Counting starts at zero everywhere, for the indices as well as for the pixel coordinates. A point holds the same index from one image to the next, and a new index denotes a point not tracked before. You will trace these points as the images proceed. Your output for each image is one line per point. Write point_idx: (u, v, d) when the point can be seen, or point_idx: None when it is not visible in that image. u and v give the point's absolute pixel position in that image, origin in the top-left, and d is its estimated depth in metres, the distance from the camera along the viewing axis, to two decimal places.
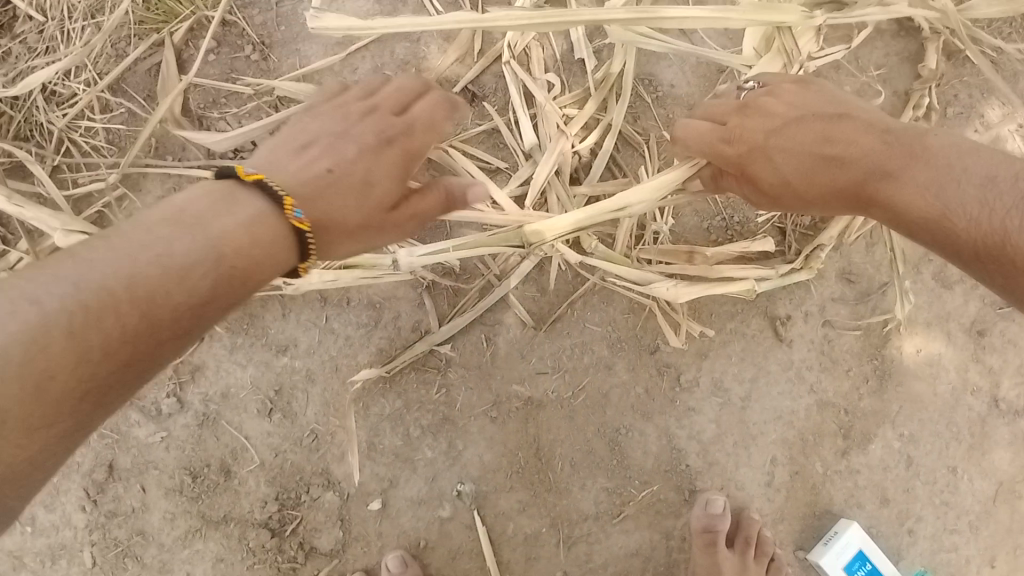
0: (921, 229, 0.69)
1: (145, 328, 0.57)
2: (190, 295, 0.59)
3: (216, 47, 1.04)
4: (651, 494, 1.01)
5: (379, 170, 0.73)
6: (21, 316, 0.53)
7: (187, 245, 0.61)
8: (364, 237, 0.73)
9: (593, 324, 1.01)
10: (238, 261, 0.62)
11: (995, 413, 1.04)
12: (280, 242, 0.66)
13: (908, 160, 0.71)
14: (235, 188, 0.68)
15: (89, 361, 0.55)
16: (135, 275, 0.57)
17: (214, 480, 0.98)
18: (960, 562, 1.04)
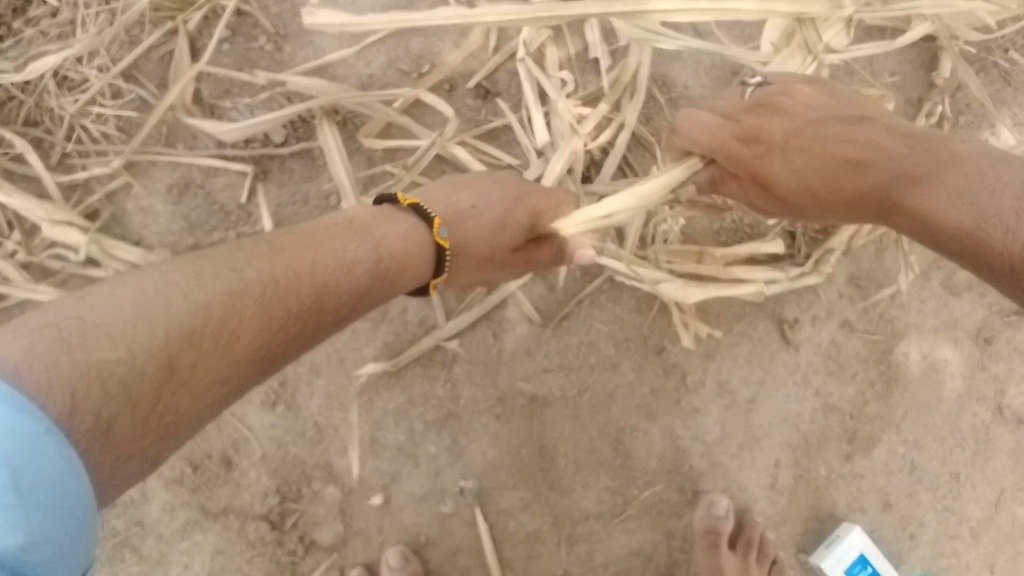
0: (945, 237, 0.70)
1: (314, 308, 0.66)
2: (352, 287, 0.70)
3: (230, 36, 1.02)
4: (655, 495, 1.01)
5: (516, 220, 0.84)
6: (225, 279, 0.61)
7: (358, 248, 0.72)
8: (484, 270, 0.86)
9: (600, 323, 1.00)
10: (393, 266, 0.74)
11: (999, 420, 1.04)
12: (425, 256, 0.78)
13: (934, 168, 0.72)
14: (393, 210, 0.80)
15: (270, 329, 0.63)
16: (316, 266, 0.68)
17: (215, 472, 0.97)
18: (960, 567, 1.04)
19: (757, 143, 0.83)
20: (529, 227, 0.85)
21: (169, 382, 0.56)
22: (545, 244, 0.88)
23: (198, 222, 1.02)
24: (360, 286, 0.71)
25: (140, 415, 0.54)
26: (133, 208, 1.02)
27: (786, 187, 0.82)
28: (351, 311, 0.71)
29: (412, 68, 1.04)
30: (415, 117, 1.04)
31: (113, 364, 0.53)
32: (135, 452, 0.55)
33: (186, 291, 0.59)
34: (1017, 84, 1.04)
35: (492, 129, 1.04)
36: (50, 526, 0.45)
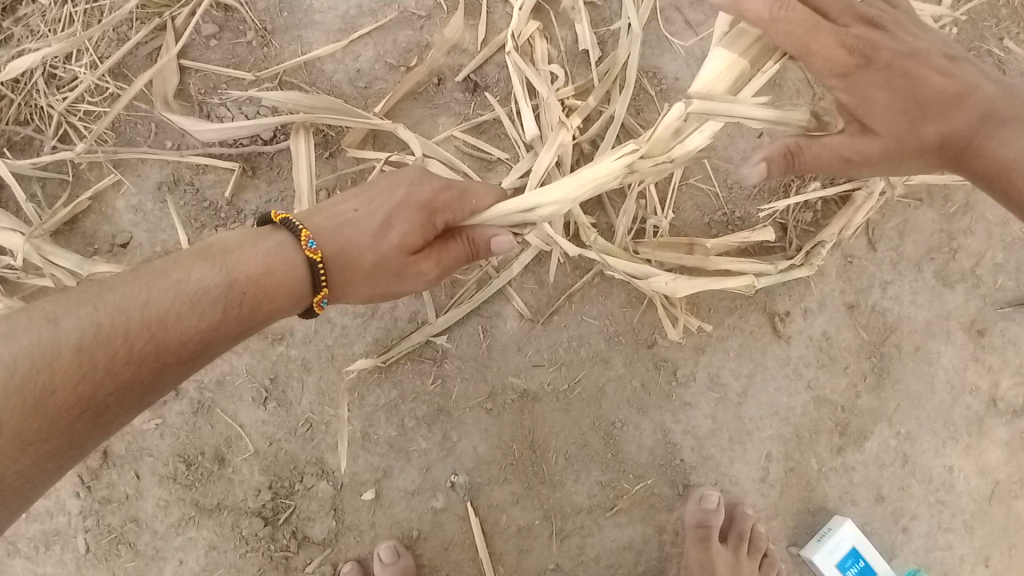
0: (1018, 174, 0.76)
1: (149, 349, 0.65)
2: (198, 321, 0.68)
3: (218, 32, 1.03)
4: (645, 488, 1.01)
5: (406, 217, 0.76)
6: (39, 332, 0.62)
7: (205, 278, 0.69)
8: (381, 277, 0.76)
9: (591, 317, 1.01)
10: (247, 291, 0.70)
11: (993, 412, 1.03)
12: (295, 274, 0.73)
13: (1005, 110, 0.78)
14: (267, 230, 0.76)
15: (91, 379, 0.63)
16: (150, 301, 0.66)
17: (208, 468, 0.98)
18: (954, 560, 1.04)
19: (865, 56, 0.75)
20: (421, 222, 0.76)
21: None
22: (452, 242, 0.80)
23: (188, 220, 1.03)
24: (211, 316, 0.68)
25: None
26: (124, 207, 1.03)
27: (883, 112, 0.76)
28: (203, 344, 0.69)
29: (400, 61, 1.04)
30: (404, 112, 1.04)
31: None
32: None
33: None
34: (1012, 73, 1.03)
35: (482, 123, 1.04)
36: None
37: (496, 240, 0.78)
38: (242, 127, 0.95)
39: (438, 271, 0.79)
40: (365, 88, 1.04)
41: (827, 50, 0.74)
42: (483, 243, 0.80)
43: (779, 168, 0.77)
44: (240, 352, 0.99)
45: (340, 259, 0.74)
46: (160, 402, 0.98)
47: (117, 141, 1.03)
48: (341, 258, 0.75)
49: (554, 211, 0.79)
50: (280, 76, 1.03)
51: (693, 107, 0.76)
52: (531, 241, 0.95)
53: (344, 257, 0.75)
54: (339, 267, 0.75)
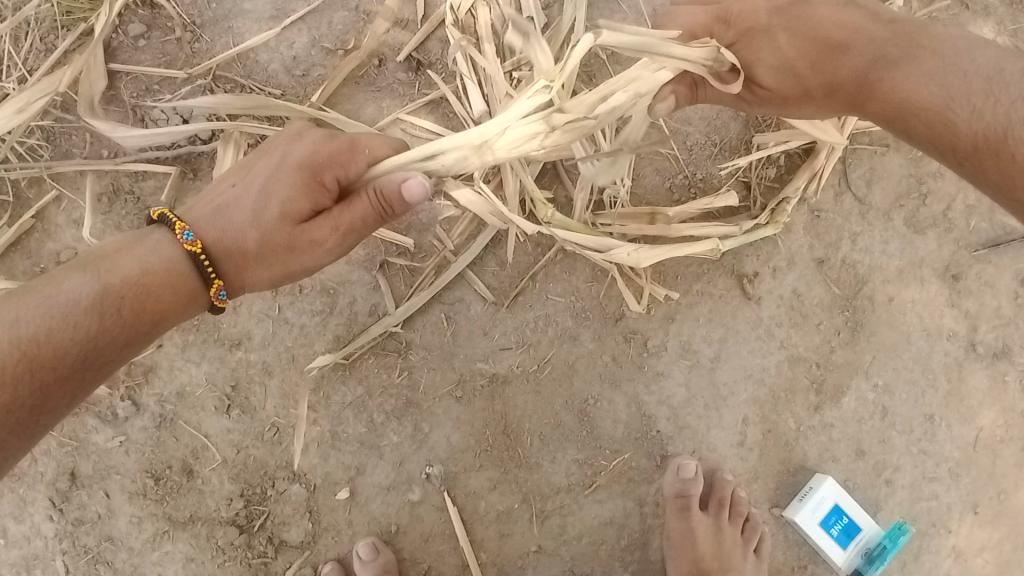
0: (916, 120, 0.74)
1: (25, 367, 0.67)
2: (75, 333, 0.69)
3: (146, 31, 0.98)
4: (623, 463, 1.00)
5: (285, 186, 0.74)
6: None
7: (78, 288, 0.70)
8: (274, 255, 0.75)
9: (556, 295, 0.98)
10: (125, 296, 0.71)
11: (972, 356, 1.02)
12: (180, 270, 0.74)
13: (909, 49, 0.75)
14: (146, 230, 0.77)
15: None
16: (21, 321, 0.68)
17: (177, 481, 0.96)
18: (941, 509, 1.03)
19: (742, 24, 0.81)
20: (302, 185, 0.74)
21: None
22: (355, 198, 0.75)
23: (133, 229, 1.00)
24: (90, 326, 0.69)
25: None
26: (67, 222, 1.00)
27: (764, 66, 0.81)
28: (82, 355, 0.69)
29: (337, 45, 1.00)
30: (346, 98, 1.00)
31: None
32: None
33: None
34: (973, 8, 0.99)
35: (428, 103, 1.00)
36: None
37: (404, 185, 0.73)
38: (161, 132, 0.90)
39: (337, 237, 0.75)
40: (302, 77, 0.99)
41: (704, 27, 0.81)
42: (381, 194, 0.74)
43: (686, 95, 0.84)
44: (199, 361, 0.96)
45: (226, 244, 0.75)
46: (122, 418, 0.96)
47: (55, 155, 0.98)
48: (228, 241, 0.75)
49: (453, 163, 0.75)
50: (215, 70, 0.99)
51: (603, 37, 0.72)
52: (488, 220, 0.91)
53: (230, 243, 0.75)
54: (232, 254, 0.75)
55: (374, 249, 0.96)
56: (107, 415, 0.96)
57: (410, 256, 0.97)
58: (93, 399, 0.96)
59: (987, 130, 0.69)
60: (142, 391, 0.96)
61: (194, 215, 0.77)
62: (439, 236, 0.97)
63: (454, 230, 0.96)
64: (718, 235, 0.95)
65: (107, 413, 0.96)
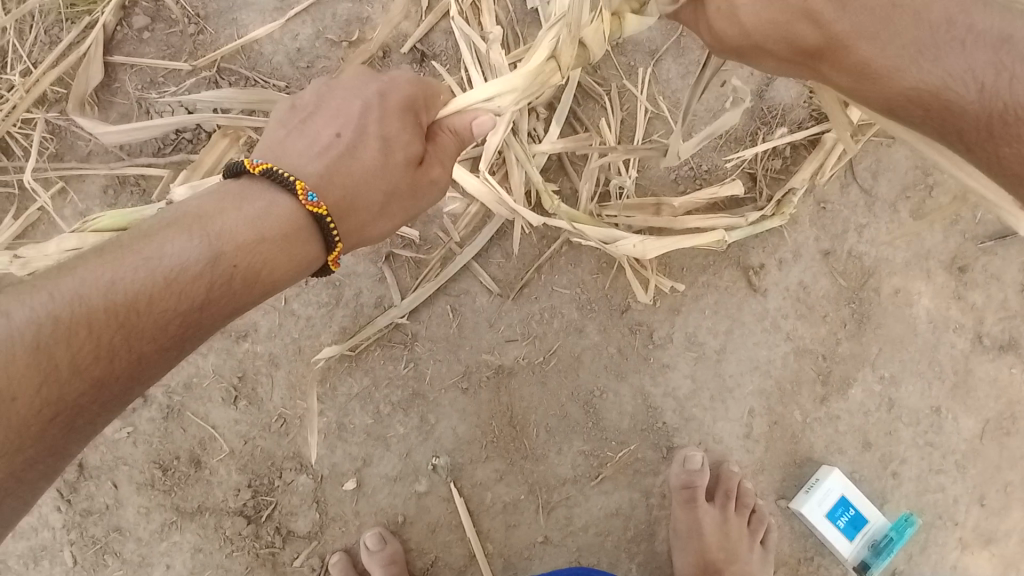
0: (909, 101, 0.66)
1: (120, 339, 0.57)
2: (181, 300, 0.59)
3: (150, 24, 0.98)
4: (629, 454, 1.00)
5: (397, 127, 0.71)
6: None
7: (181, 249, 0.60)
8: (397, 202, 0.72)
9: (562, 287, 0.98)
10: (240, 263, 0.62)
11: (978, 349, 1.02)
12: (302, 236, 0.65)
13: (894, 15, 0.65)
14: (246, 184, 0.66)
15: (57, 377, 0.55)
16: (117, 282, 0.57)
17: (185, 472, 0.97)
18: (947, 501, 1.03)
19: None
20: (413, 128, 0.72)
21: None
22: (440, 138, 0.76)
23: None
24: (198, 292, 0.60)
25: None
26: (73, 214, 0.99)
27: (718, 12, 0.71)
28: (189, 324, 0.60)
29: (342, 36, 0.99)
30: None
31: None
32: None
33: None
34: None
35: None
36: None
37: (476, 121, 0.76)
38: (139, 129, 0.87)
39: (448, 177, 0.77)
40: (307, 69, 0.99)
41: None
42: (468, 134, 0.77)
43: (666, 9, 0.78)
44: (206, 352, 0.97)
45: (352, 198, 0.68)
46: (130, 409, 0.97)
47: (61, 149, 0.98)
48: (348, 195, 0.68)
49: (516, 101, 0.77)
50: (219, 63, 0.99)
51: None
52: (495, 210, 0.92)
53: (355, 195, 0.68)
54: (353, 209, 0.69)
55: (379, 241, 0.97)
56: None
57: (415, 248, 0.97)
58: None
59: (999, 111, 0.61)
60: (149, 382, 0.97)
61: (306, 171, 0.67)
62: (445, 228, 0.97)
63: (459, 221, 0.96)
64: (723, 226, 0.95)
65: None
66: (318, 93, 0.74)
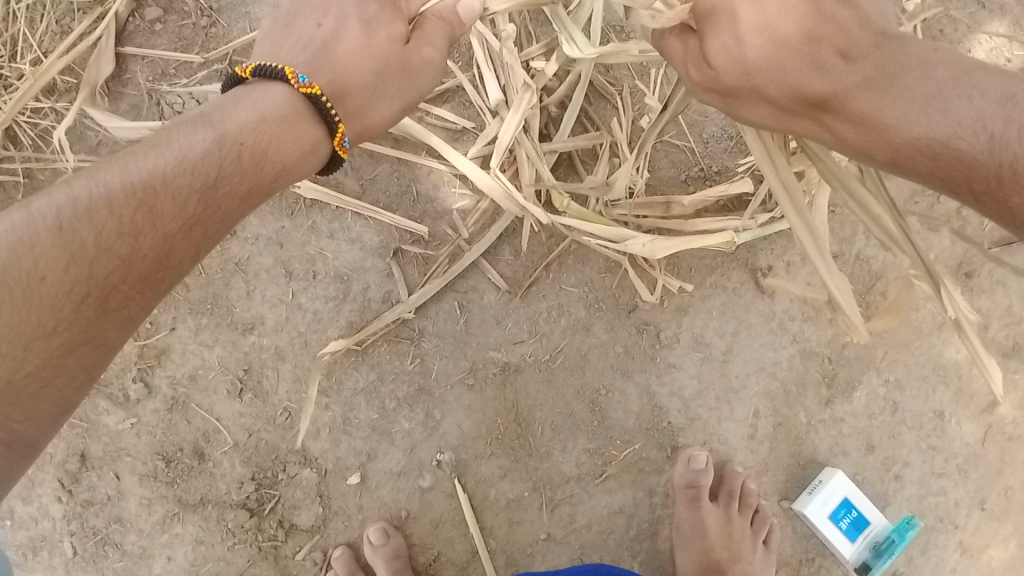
0: (911, 155, 0.59)
1: (143, 219, 0.58)
2: (195, 180, 0.60)
3: (163, 16, 0.98)
4: (634, 453, 1.00)
5: (375, 10, 0.72)
6: (22, 213, 0.56)
7: (190, 138, 0.62)
8: (390, 83, 0.72)
9: (570, 285, 0.98)
10: (245, 143, 0.63)
11: (981, 354, 1.02)
12: (300, 120, 0.66)
13: (902, 70, 0.61)
14: (242, 88, 0.68)
15: (87, 257, 0.56)
16: (132, 168, 0.59)
17: (188, 463, 0.97)
18: (949, 505, 1.03)
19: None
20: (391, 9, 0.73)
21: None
22: (425, 25, 0.75)
23: None
24: (209, 173, 0.61)
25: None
26: None
27: (717, 44, 0.68)
28: (206, 204, 0.61)
29: None
30: None
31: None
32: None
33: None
34: (989, 7, 0.97)
35: (444, 91, 0.97)
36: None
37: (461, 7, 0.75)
38: (156, 127, 0.90)
39: (440, 54, 0.75)
40: None
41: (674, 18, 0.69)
42: (455, 19, 0.76)
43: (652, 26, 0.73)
44: (211, 344, 0.96)
45: (342, 80, 0.69)
46: (134, 400, 0.96)
47: (69, 139, 0.98)
48: (339, 81, 0.69)
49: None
50: (231, 56, 0.98)
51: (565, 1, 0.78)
52: (505, 207, 0.91)
53: (344, 79, 0.69)
54: (345, 92, 0.70)
55: (388, 236, 0.97)
56: (119, 397, 0.96)
57: (424, 244, 0.97)
58: (105, 381, 0.96)
59: (1007, 163, 0.55)
60: (154, 373, 0.96)
61: (299, 63, 0.69)
62: (454, 224, 0.97)
63: (469, 218, 0.96)
64: (733, 228, 0.94)
65: (119, 395, 0.96)
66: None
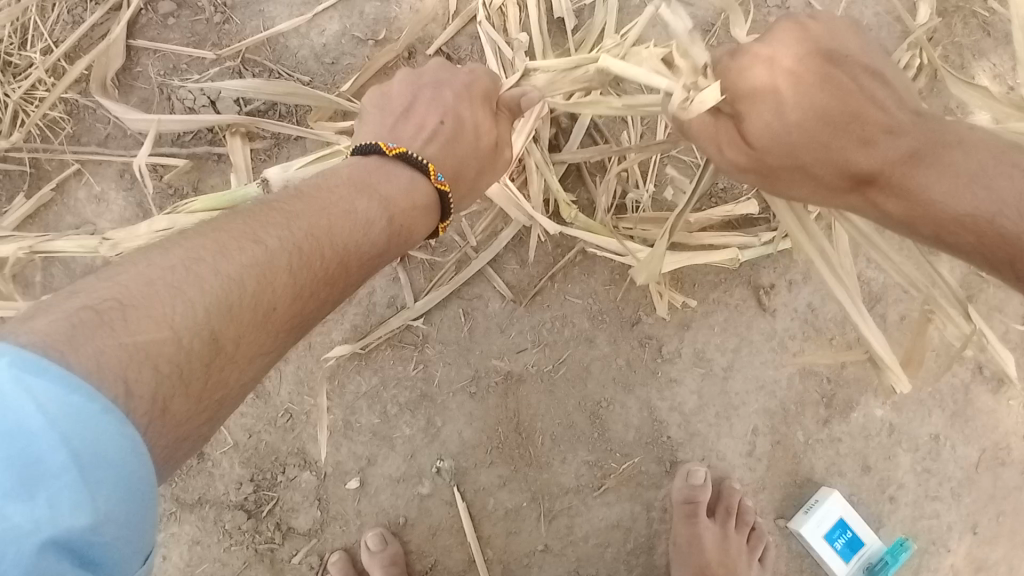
0: (956, 230, 0.61)
1: (341, 270, 0.61)
2: (371, 245, 0.64)
3: (176, 10, 0.98)
4: (633, 466, 1.00)
5: (479, 114, 0.79)
6: (250, 249, 0.54)
7: (364, 203, 0.65)
8: (482, 179, 0.80)
9: (574, 297, 0.98)
10: (402, 224, 0.68)
11: (979, 379, 1.03)
12: (430, 206, 0.73)
13: (944, 149, 0.63)
14: (381, 162, 0.72)
15: (304, 299, 0.57)
16: (334, 225, 0.61)
17: (187, 463, 0.96)
18: (941, 528, 1.04)
19: (752, 73, 0.67)
20: (487, 113, 0.80)
21: (215, 359, 0.50)
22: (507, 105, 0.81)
23: (154, 208, 0.99)
24: (378, 244, 0.65)
25: (192, 396, 0.48)
26: (86, 197, 0.99)
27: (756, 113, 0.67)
28: (374, 268, 0.65)
29: (368, 34, 0.98)
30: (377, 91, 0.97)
31: (158, 344, 0.46)
32: (190, 433, 0.49)
33: (215, 264, 0.52)
34: (995, 35, 0.98)
35: None
36: (119, 510, 0.41)
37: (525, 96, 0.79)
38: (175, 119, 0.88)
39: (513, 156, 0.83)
40: (332, 65, 0.98)
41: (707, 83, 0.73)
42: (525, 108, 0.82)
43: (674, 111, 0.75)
44: None
45: (456, 171, 0.76)
46: None
47: (78, 130, 0.98)
48: (455, 173, 0.76)
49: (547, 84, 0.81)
50: (244, 53, 0.98)
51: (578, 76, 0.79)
52: (512, 216, 0.92)
53: (457, 170, 0.76)
54: (454, 182, 0.77)
55: None
56: None
57: (431, 250, 0.97)
58: None
59: None
60: None
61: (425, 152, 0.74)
62: (462, 232, 0.97)
63: (477, 225, 0.96)
64: (737, 245, 0.95)
65: None
66: (408, 84, 0.81)
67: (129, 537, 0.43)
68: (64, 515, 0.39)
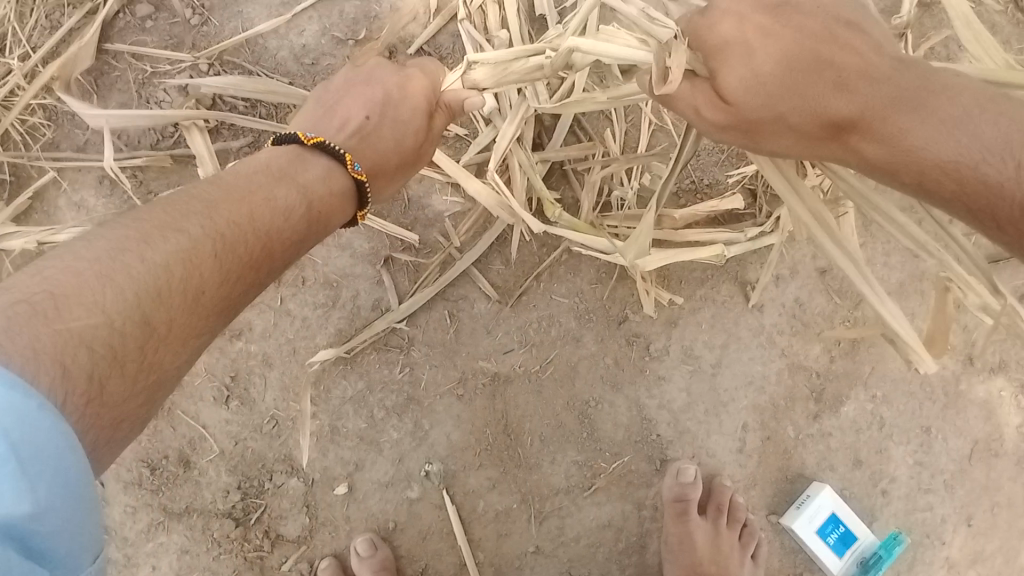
0: (938, 174, 0.61)
1: (265, 254, 0.63)
2: (294, 231, 0.66)
3: (154, 13, 0.97)
4: (622, 466, 1.00)
5: (406, 110, 0.80)
6: (172, 238, 0.56)
7: (284, 192, 0.67)
8: (401, 171, 0.81)
9: (560, 296, 0.98)
10: (323, 211, 0.70)
11: (970, 370, 1.02)
12: (350, 194, 0.74)
13: (924, 95, 0.62)
14: (299, 151, 0.73)
15: (231, 282, 0.59)
16: (256, 213, 0.63)
17: (172, 472, 0.96)
18: (935, 521, 1.03)
19: (722, 28, 0.67)
20: (419, 108, 0.81)
21: (149, 342, 0.52)
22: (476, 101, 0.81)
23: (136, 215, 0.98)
24: (302, 230, 0.67)
25: (127, 377, 0.51)
26: (68, 205, 0.98)
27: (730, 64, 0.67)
28: (300, 252, 0.68)
29: (348, 36, 0.98)
30: None
31: (92, 330, 0.49)
32: (130, 413, 0.52)
33: (141, 253, 0.54)
34: (980, 25, 0.98)
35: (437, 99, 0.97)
36: (63, 499, 0.43)
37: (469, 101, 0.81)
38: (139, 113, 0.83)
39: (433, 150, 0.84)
40: (312, 66, 0.98)
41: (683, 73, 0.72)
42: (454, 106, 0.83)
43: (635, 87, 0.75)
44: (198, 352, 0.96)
45: (374, 167, 0.78)
46: None
47: (59, 136, 0.97)
48: (372, 167, 0.78)
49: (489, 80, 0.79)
50: (224, 56, 0.98)
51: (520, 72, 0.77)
52: (497, 215, 0.91)
53: (376, 167, 0.78)
54: (371, 177, 0.78)
55: (379, 243, 0.96)
56: None
57: (415, 252, 0.97)
58: None
59: None
60: None
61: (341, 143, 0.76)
62: (445, 233, 0.97)
63: (461, 225, 0.95)
64: (723, 240, 0.95)
65: None
66: (347, 82, 0.83)
67: (76, 524, 0.44)
68: (6, 502, 0.40)
